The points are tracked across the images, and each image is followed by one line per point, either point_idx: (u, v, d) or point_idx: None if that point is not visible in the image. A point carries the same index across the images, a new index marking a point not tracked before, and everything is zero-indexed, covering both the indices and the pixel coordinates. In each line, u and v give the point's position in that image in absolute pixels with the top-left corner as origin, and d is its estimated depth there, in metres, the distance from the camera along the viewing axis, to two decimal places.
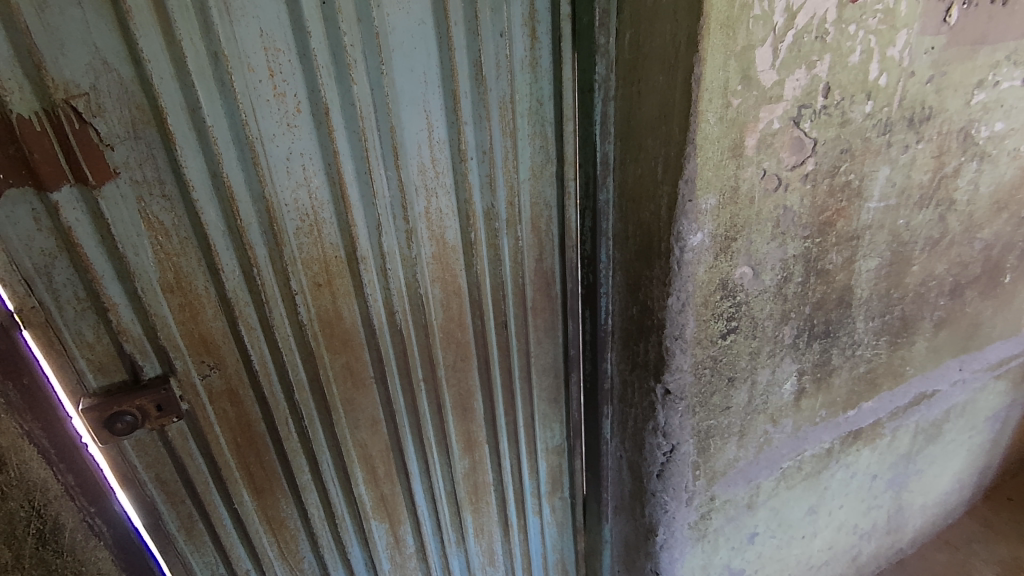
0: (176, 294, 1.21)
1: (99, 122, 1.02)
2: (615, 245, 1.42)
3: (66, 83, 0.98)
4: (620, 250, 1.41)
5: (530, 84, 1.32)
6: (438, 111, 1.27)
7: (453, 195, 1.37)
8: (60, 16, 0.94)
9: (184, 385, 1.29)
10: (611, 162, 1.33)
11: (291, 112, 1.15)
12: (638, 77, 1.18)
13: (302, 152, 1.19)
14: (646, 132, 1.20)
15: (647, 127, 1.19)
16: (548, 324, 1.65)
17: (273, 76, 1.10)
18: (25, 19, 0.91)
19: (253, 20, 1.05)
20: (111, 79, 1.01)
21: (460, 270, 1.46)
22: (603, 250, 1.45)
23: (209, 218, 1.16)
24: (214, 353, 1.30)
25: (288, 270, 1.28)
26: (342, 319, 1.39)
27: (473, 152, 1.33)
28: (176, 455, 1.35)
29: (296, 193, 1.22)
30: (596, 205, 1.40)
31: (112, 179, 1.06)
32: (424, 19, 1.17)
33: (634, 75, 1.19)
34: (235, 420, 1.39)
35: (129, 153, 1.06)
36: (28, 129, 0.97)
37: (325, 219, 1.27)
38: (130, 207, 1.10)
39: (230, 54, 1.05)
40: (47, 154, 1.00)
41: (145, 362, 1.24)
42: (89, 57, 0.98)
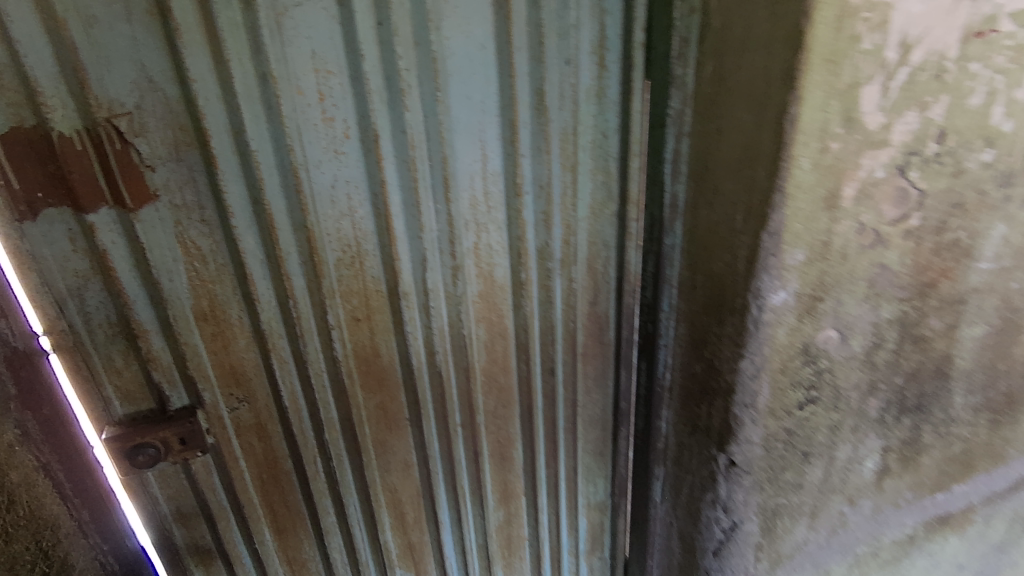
0: (210, 324, 1.15)
1: (140, 142, 0.97)
2: (679, 294, 1.29)
3: (110, 102, 0.94)
4: (684, 301, 1.28)
5: (595, 116, 1.21)
6: (494, 142, 1.17)
7: (505, 232, 1.26)
8: (108, 33, 0.90)
9: (211, 418, 1.22)
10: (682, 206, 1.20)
11: (338, 138, 1.07)
12: (717, 114, 1.05)
13: (348, 180, 1.11)
14: (725, 175, 1.06)
15: (726, 170, 1.06)
16: (598, 373, 1.52)
17: (322, 100, 1.04)
18: (72, 36, 0.88)
19: (304, 41, 0.99)
20: (156, 98, 0.96)
21: (507, 310, 1.35)
22: (665, 298, 1.33)
23: (247, 246, 1.10)
24: (244, 386, 1.23)
25: (325, 303, 1.20)
26: (379, 356, 1.30)
27: (529, 186, 1.23)
28: (198, 491, 1.28)
29: (339, 224, 1.14)
30: (661, 249, 1.30)
31: (151, 202, 1.02)
32: (485, 44, 1.09)
33: (713, 111, 1.06)
34: (261, 455, 1.31)
35: (169, 176, 1.01)
36: (69, 148, 0.94)
37: (368, 252, 1.19)
38: (168, 230, 1.05)
39: (278, 76, 0.99)
40: (87, 175, 0.96)
41: (172, 392, 1.18)
42: (135, 75, 0.93)
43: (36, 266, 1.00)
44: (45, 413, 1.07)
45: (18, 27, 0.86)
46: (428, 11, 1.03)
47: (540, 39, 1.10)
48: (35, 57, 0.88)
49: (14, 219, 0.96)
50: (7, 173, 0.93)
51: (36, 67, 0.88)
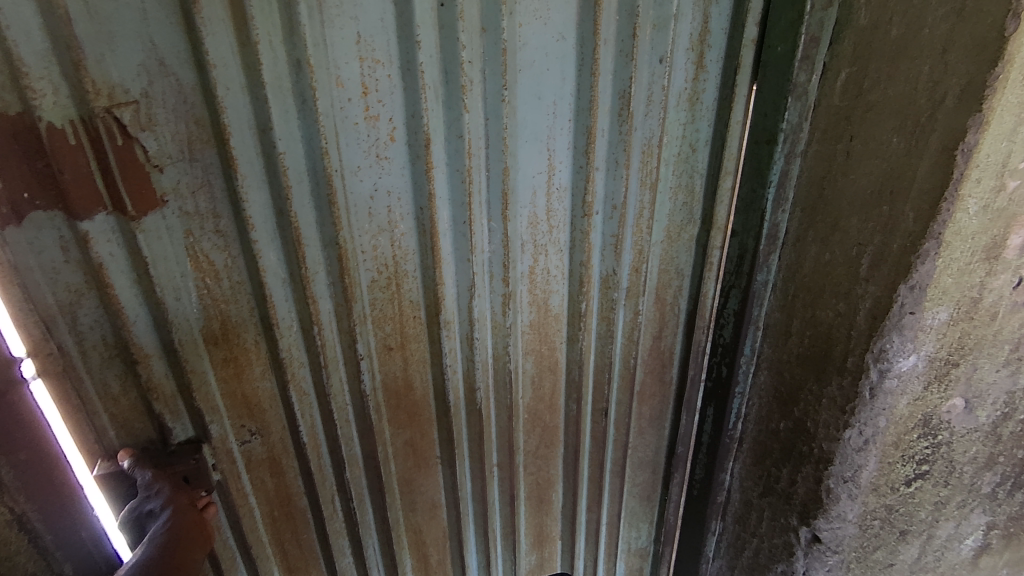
0: (222, 349, 0.98)
1: (147, 136, 0.80)
2: (766, 338, 1.13)
3: (111, 88, 0.76)
4: (772, 348, 1.12)
5: (685, 124, 1.02)
6: (563, 151, 0.99)
7: (566, 255, 1.09)
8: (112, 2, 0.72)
9: (219, 452, 1.06)
10: (789, 239, 1.04)
11: (382, 141, 0.90)
12: (850, 134, 0.88)
13: (390, 189, 0.94)
14: (853, 210, 0.89)
15: (853, 205, 0.88)
16: (654, 414, 1.34)
17: (366, 95, 0.86)
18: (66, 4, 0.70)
19: (348, 22, 0.81)
20: (168, 85, 0.79)
21: (560, 342, 1.18)
22: (749, 341, 1.16)
23: (268, 263, 0.93)
24: (258, 417, 1.07)
25: (355, 330, 1.03)
26: (413, 389, 1.14)
27: (600, 206, 1.04)
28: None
29: (376, 240, 0.97)
30: (751, 285, 1.12)
31: (157, 208, 0.84)
32: (565, 34, 0.90)
33: (844, 129, 0.89)
34: (274, 492, 1.16)
35: (180, 178, 0.84)
36: (60, 141, 0.76)
37: (408, 272, 1.02)
38: (176, 241, 0.88)
39: (314, 63, 0.81)
40: (81, 173, 0.78)
41: (176, 424, 1.01)
42: (143, 56, 0.76)
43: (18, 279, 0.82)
44: (34, 476, 0.91)
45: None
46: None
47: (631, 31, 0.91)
48: (19, 28, 0.69)
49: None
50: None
51: (21, 42, 0.70)
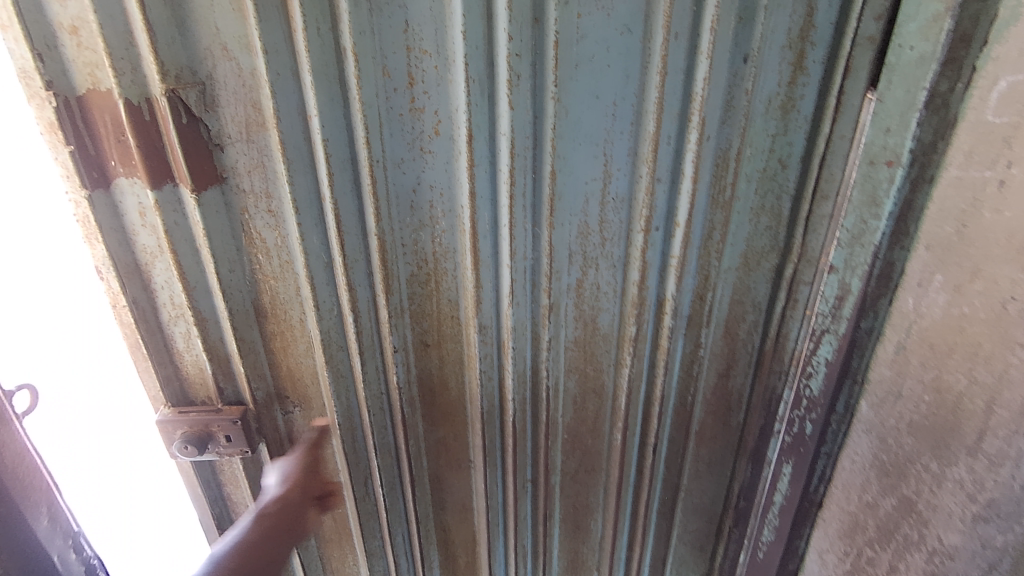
0: (270, 322, 1.03)
1: (211, 117, 0.85)
2: (866, 396, 0.92)
3: (179, 70, 0.81)
4: (874, 410, 0.91)
5: (773, 135, 0.88)
6: (622, 157, 0.89)
7: (620, 272, 0.98)
8: None
9: (263, 417, 1.12)
10: (908, 282, 0.83)
11: (427, 134, 0.87)
12: (1010, 158, 0.67)
13: (432, 184, 0.91)
14: (1008, 255, 0.68)
15: (1007, 248, 0.68)
16: (715, 458, 1.20)
17: (412, 86, 0.84)
18: None
19: (398, 10, 0.79)
20: (230, 68, 0.82)
21: (606, 365, 1.08)
22: (842, 398, 0.96)
23: (310, 246, 0.94)
24: (301, 392, 1.11)
25: (392, 323, 1.02)
26: (448, 389, 1.11)
27: (658, 221, 0.92)
28: (246, 487, 1.20)
29: (417, 234, 0.95)
30: (852, 334, 0.92)
31: (217, 184, 0.89)
32: (631, 27, 0.80)
33: (999, 153, 0.68)
34: None
35: (238, 157, 0.88)
36: (135, 117, 0.82)
37: (447, 271, 0.99)
38: (233, 217, 0.93)
39: (356, 52, 0.80)
40: (153, 148, 0.85)
41: (228, 385, 1.08)
42: (209, 41, 0.80)
43: (98, 237, 0.91)
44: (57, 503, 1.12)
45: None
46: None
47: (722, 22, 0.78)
48: (103, 11, 0.76)
49: (84, 188, 0.87)
50: (79, 138, 0.83)
51: (105, 25, 0.77)
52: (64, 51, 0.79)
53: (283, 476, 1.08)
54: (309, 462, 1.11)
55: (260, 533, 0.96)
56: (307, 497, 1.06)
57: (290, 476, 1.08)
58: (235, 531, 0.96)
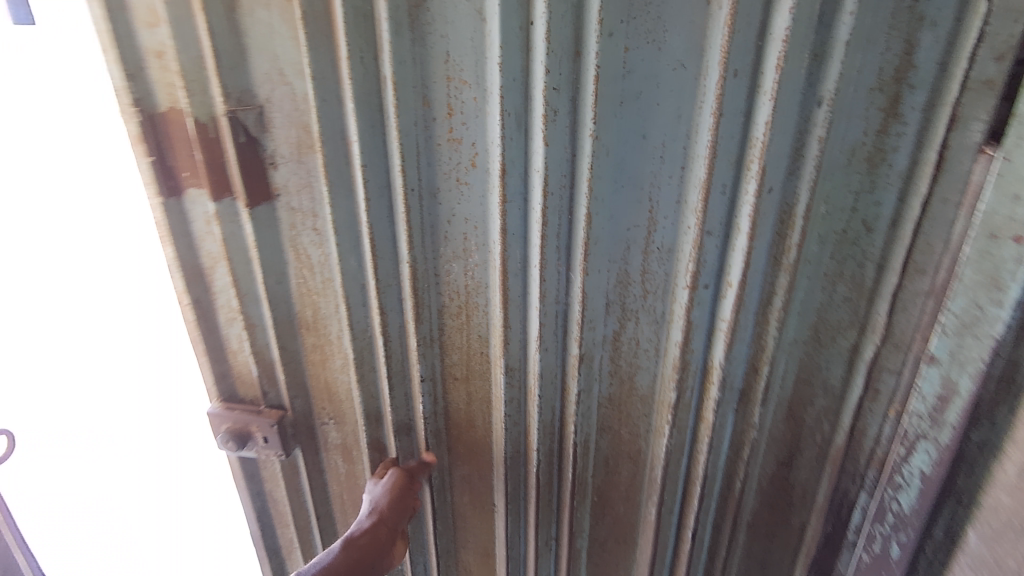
0: (311, 334, 1.06)
1: (266, 138, 0.90)
2: (974, 525, 0.72)
3: (242, 93, 0.87)
4: (984, 542, 0.70)
5: (854, 192, 0.74)
6: (670, 203, 0.80)
7: (662, 329, 0.89)
8: (250, 18, 0.83)
9: (300, 424, 1.15)
10: None
11: (463, 166, 0.85)
12: None
13: (467, 217, 0.88)
14: None
15: None
16: (772, 557, 1.04)
17: (451, 117, 0.82)
18: (211, 20, 0.82)
19: (439, 40, 0.78)
20: (285, 93, 0.87)
21: (643, 429, 0.98)
22: (941, 522, 0.76)
23: (348, 266, 0.96)
24: (336, 406, 1.13)
25: (420, 353, 1.00)
26: (474, 427, 1.07)
27: (707, 279, 0.81)
28: (283, 488, 1.23)
29: (450, 265, 0.93)
30: (958, 443, 0.73)
31: (269, 201, 0.95)
32: (684, 63, 0.72)
33: None
34: (344, 475, 1.21)
35: (289, 177, 0.93)
36: (203, 135, 0.90)
37: (479, 306, 0.95)
38: (282, 232, 0.98)
39: (397, 82, 0.80)
40: (216, 163, 0.92)
41: (271, 389, 1.12)
42: (269, 66, 0.85)
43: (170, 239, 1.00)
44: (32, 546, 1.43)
45: (172, 7, 0.82)
46: (581, 9, 0.70)
47: (792, 55, 0.66)
48: (181, 38, 0.84)
49: (159, 195, 0.97)
50: (160, 150, 0.93)
51: (181, 51, 0.85)
52: (149, 72, 0.89)
53: (373, 506, 1.04)
54: (400, 489, 1.06)
55: (347, 561, 0.96)
56: (397, 530, 1.03)
57: (378, 504, 1.04)
58: (325, 554, 0.97)
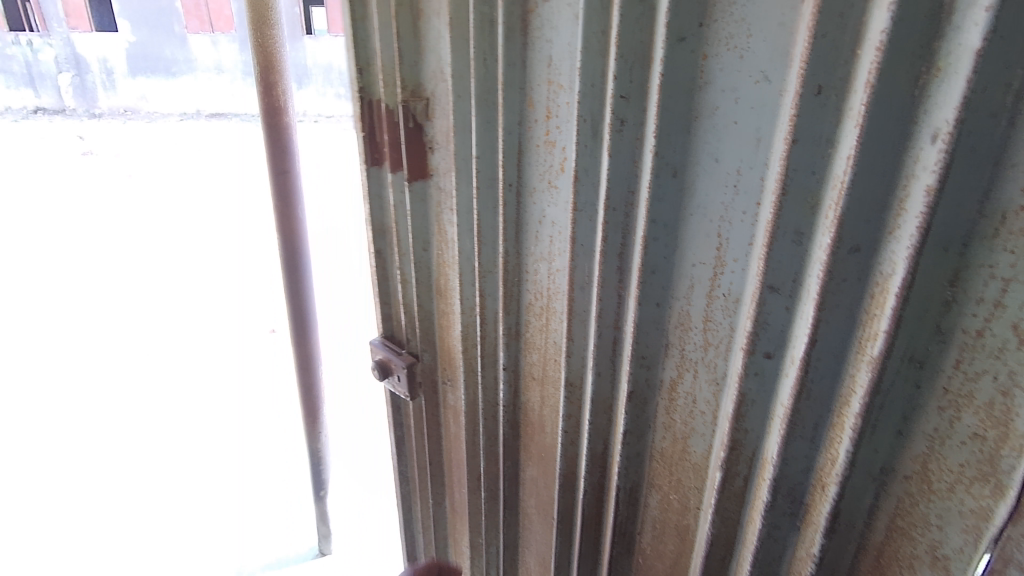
0: (441, 300, 1.21)
1: (429, 125, 1.06)
2: None
3: (415, 87, 1.05)
4: None
5: (1000, 282, 0.49)
6: (741, 244, 0.66)
7: (724, 393, 0.73)
8: (428, 27, 1.00)
9: (427, 374, 1.30)
10: None
11: (554, 169, 0.85)
12: None
13: (554, 220, 0.88)
14: None
15: None
16: None
17: (548, 120, 0.83)
18: (401, 28, 1.01)
19: (544, 45, 0.80)
20: (444, 88, 1.01)
21: (697, 502, 0.83)
22: None
23: (463, 247, 1.04)
24: (453, 370, 1.24)
25: (507, 342, 1.03)
26: (546, 431, 1.05)
27: (769, 345, 0.65)
28: (410, 428, 1.40)
29: (538, 265, 0.94)
30: None
31: (426, 178, 1.11)
32: (769, 73, 0.59)
33: None
34: (453, 436, 1.31)
35: (441, 160, 1.07)
36: (389, 118, 1.10)
37: (557, 311, 0.94)
38: (432, 207, 1.13)
39: (504, 83, 0.85)
40: (395, 142, 1.11)
41: (412, 339, 1.29)
42: (435, 66, 1.01)
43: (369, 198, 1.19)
44: None
45: (380, 14, 1.02)
46: (656, 12, 0.65)
47: (891, 69, 0.49)
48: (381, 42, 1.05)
49: (365, 163, 1.17)
50: (372, 127, 1.13)
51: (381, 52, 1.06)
52: None
53: None
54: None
55: None
56: None
57: None
58: None
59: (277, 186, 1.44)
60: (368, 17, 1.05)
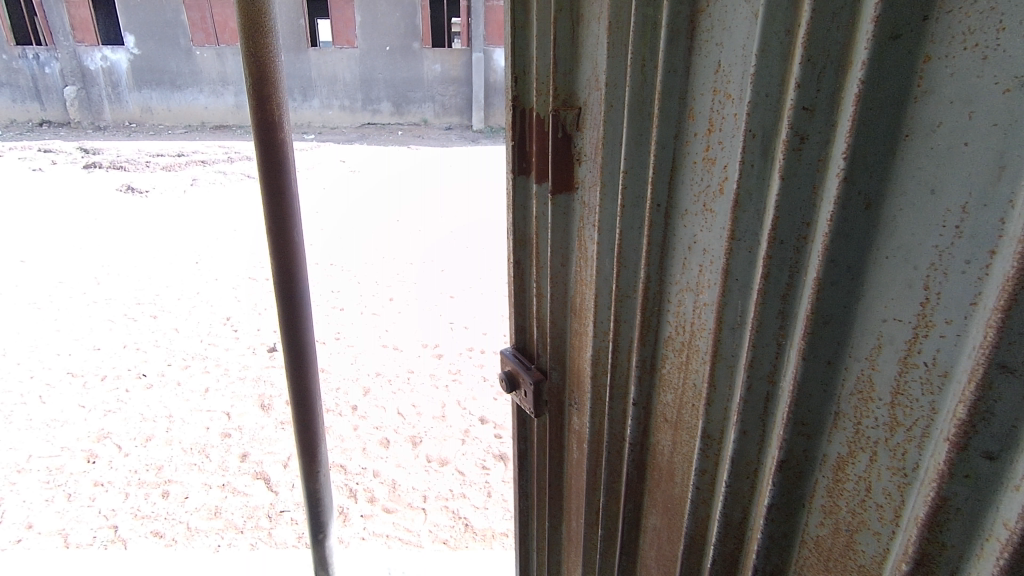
0: (576, 320, 1.02)
1: (580, 136, 0.91)
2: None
3: (567, 94, 0.91)
4: None
5: None
6: (957, 303, 0.50)
7: (912, 491, 0.57)
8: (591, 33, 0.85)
9: (553, 394, 1.14)
10: None
11: (713, 190, 0.69)
12: None
13: (707, 248, 0.72)
14: None
15: None
16: None
17: (710, 133, 0.68)
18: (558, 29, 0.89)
19: (713, 49, 0.66)
20: (598, 98, 0.86)
21: None
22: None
23: (603, 268, 0.89)
24: (581, 393, 1.06)
25: (646, 381, 0.88)
26: (675, 483, 0.88)
27: (992, 443, 0.49)
28: (535, 452, 1.25)
29: (683, 298, 0.78)
30: None
31: (571, 192, 0.95)
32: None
33: None
34: (576, 465, 1.14)
35: (588, 174, 0.91)
36: (538, 125, 0.97)
37: (700, 352, 0.77)
38: (576, 221, 0.96)
39: (662, 91, 0.72)
40: (542, 151, 0.98)
41: (543, 353, 1.13)
42: (595, 72, 0.86)
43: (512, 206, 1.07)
44: None
45: (541, 21, 0.92)
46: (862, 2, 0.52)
47: None
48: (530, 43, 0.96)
49: (511, 173, 1.05)
50: (521, 137, 1.01)
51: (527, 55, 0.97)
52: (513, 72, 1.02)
53: None
54: None
55: None
56: None
57: None
58: None
59: (272, 210, 1.33)
60: (529, 24, 0.95)
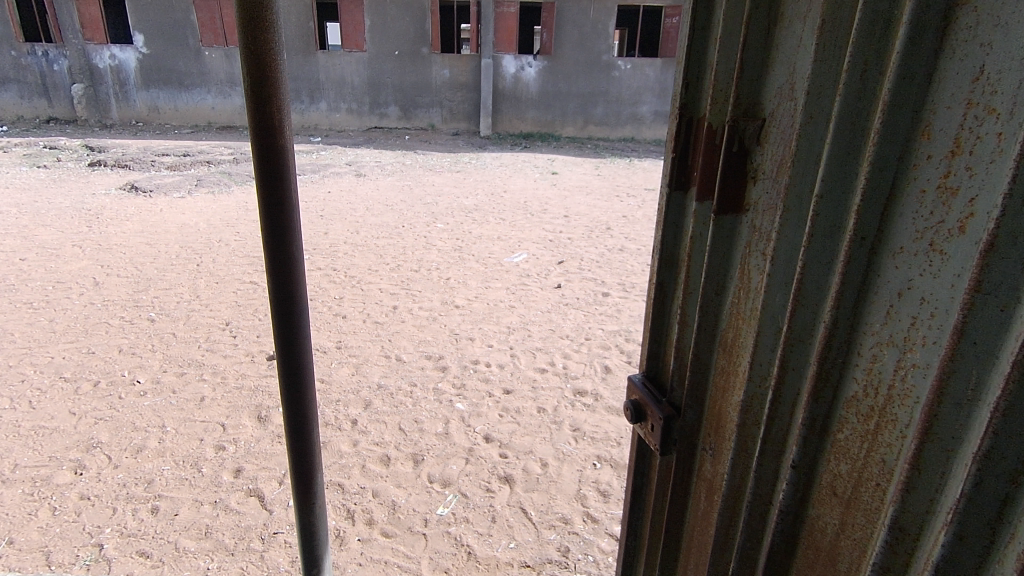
0: (725, 357, 0.86)
1: (759, 151, 0.76)
2: None
3: (750, 104, 0.77)
4: None
5: None
6: None
7: None
8: (786, 32, 0.72)
9: (684, 436, 0.97)
10: None
11: (946, 228, 0.55)
12: None
13: (925, 297, 0.58)
14: None
15: None
16: None
17: (953, 157, 0.54)
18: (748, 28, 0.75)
19: (974, 51, 0.52)
20: (789, 111, 0.71)
21: None
22: None
23: (771, 302, 0.75)
24: (722, 440, 0.89)
25: (814, 442, 0.72)
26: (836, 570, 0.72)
27: None
28: (652, 492, 1.09)
29: (879, 352, 0.64)
30: None
31: (738, 214, 0.81)
32: None
33: None
34: (702, 519, 0.98)
35: (763, 195, 0.76)
36: (706, 137, 0.83)
37: (899, 421, 0.62)
38: (738, 246, 0.82)
39: (887, 102, 0.58)
40: (709, 168, 0.84)
41: (676, 386, 0.96)
42: (784, 80, 0.72)
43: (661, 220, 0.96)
44: None
45: (726, 19, 0.78)
46: None
47: None
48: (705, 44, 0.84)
49: (666, 187, 0.93)
50: (685, 148, 0.88)
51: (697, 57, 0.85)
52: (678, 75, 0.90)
53: None
54: None
55: None
56: None
57: None
58: None
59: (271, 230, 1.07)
60: (713, 26, 0.82)
